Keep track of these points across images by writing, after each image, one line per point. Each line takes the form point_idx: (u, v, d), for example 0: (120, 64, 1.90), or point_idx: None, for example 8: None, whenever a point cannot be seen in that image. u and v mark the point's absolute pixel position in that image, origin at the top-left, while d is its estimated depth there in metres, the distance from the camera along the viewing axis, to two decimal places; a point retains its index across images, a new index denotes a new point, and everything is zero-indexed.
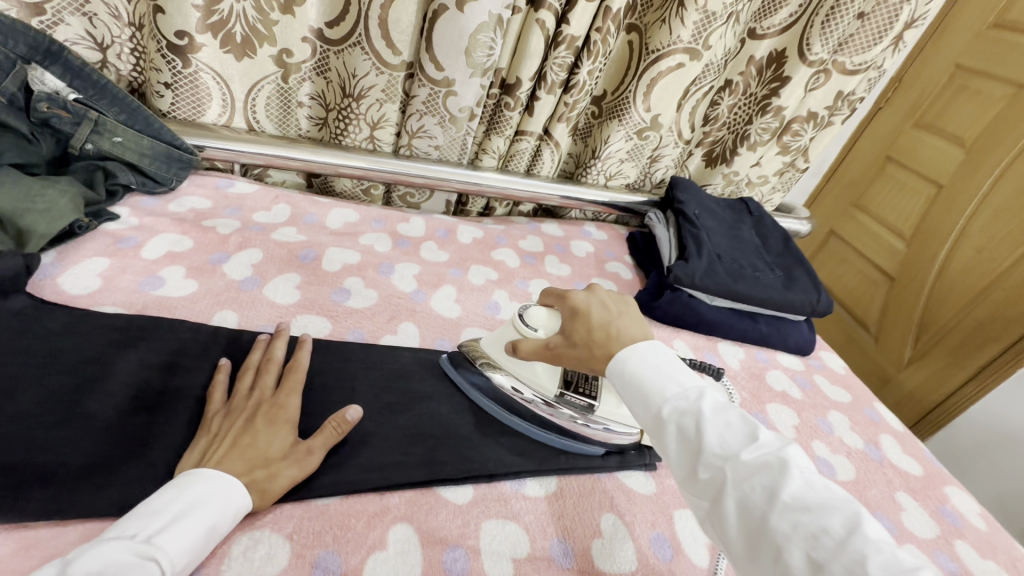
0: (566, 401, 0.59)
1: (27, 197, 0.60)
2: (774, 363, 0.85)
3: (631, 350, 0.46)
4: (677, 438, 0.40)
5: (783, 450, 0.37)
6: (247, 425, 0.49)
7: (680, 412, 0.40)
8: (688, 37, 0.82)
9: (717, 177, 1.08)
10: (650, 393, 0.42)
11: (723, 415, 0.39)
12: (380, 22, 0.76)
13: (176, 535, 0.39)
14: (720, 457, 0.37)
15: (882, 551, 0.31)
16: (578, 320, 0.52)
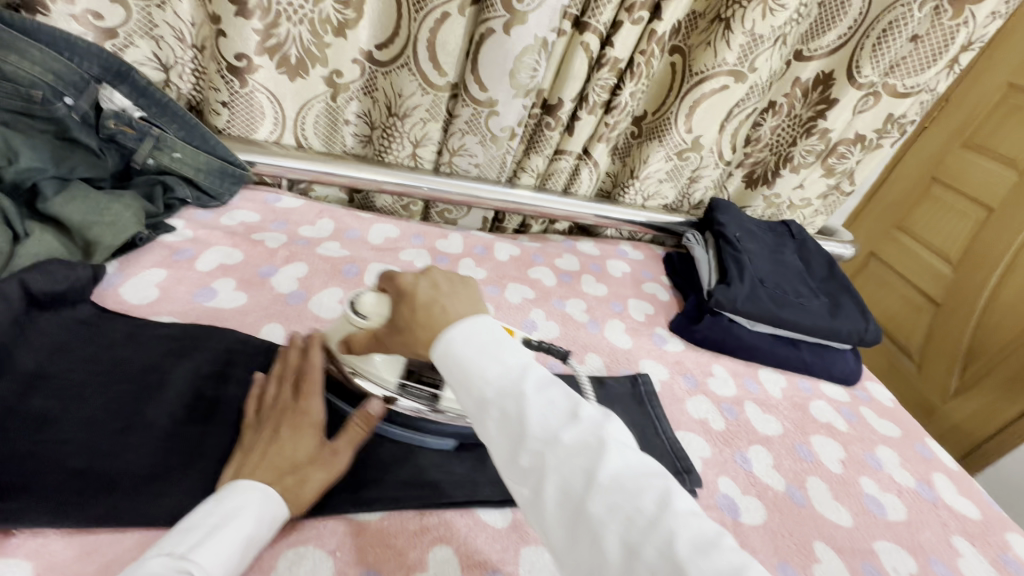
0: (408, 393, 0.57)
1: (96, 211, 0.64)
2: (818, 393, 0.82)
3: (457, 328, 0.40)
4: (500, 422, 0.37)
5: (601, 429, 0.37)
6: (273, 436, 0.47)
7: (503, 396, 0.38)
8: (733, 60, 0.82)
9: (758, 199, 1.06)
10: (471, 374, 0.38)
11: (546, 394, 0.38)
12: (428, 45, 0.78)
13: (214, 549, 0.38)
14: (542, 443, 0.36)
15: (688, 524, 0.33)
16: (402, 301, 0.44)
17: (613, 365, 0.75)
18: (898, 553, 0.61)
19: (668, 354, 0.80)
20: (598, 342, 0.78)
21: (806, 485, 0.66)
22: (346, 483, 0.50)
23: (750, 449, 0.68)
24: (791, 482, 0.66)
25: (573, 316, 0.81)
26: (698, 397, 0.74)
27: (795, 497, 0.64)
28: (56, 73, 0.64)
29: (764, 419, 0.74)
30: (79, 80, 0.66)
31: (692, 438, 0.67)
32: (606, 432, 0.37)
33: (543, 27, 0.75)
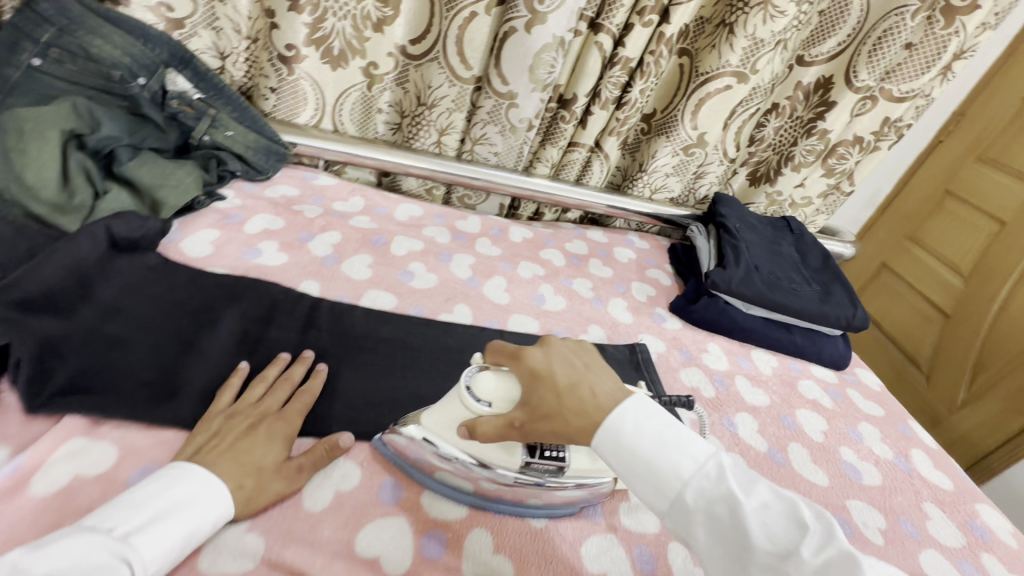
0: (533, 471, 0.50)
1: (163, 177, 0.73)
2: (807, 373, 0.87)
3: (621, 418, 0.44)
4: (708, 524, 0.40)
5: (827, 530, 0.38)
6: (250, 430, 0.49)
7: (704, 498, 0.40)
8: (736, 62, 0.88)
9: (761, 196, 1.12)
10: (666, 475, 0.41)
11: (754, 496, 0.40)
12: (456, 42, 0.86)
13: (153, 538, 0.38)
14: (774, 555, 0.37)
15: None
16: (540, 383, 0.47)
17: (614, 336, 0.82)
18: (869, 511, 0.66)
19: (666, 330, 0.86)
20: (601, 316, 0.85)
21: (788, 449, 0.71)
22: (370, 411, 0.57)
23: (737, 415, 0.74)
24: (774, 445, 0.71)
25: (579, 293, 0.88)
26: (692, 367, 0.80)
27: (776, 458, 0.69)
28: (132, 56, 0.74)
29: (752, 391, 0.80)
30: (151, 64, 0.76)
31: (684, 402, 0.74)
32: (838, 538, 0.37)
33: (561, 27, 0.83)
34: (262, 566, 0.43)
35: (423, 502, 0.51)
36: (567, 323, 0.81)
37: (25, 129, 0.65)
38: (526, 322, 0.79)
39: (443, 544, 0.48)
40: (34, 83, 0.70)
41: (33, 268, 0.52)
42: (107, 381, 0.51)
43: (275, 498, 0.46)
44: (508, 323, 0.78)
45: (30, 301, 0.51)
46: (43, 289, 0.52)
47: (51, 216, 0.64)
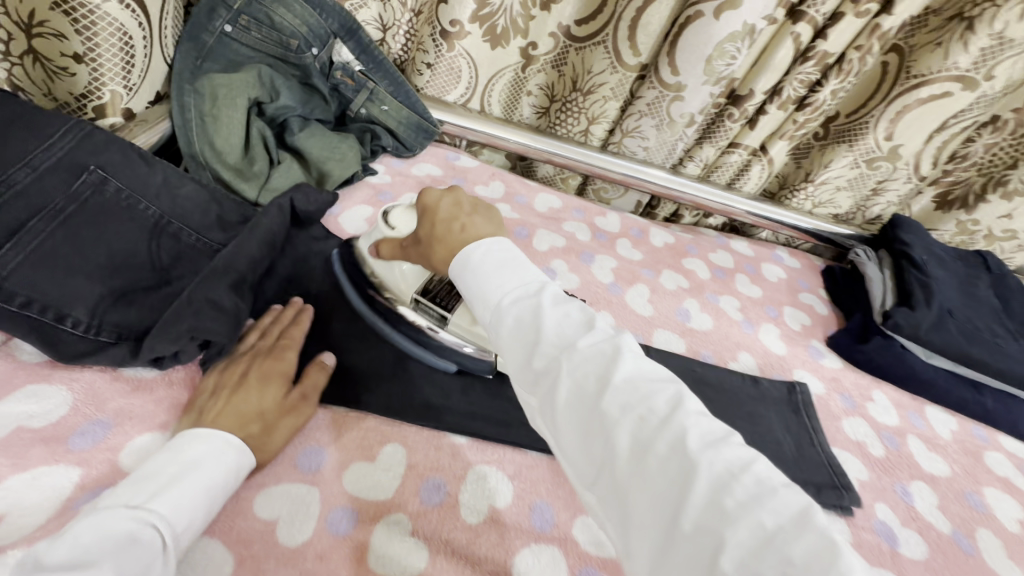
0: (420, 309, 0.55)
1: (330, 148, 0.74)
2: (996, 445, 0.74)
3: (477, 246, 0.42)
4: (515, 327, 0.37)
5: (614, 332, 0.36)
6: (241, 380, 0.46)
7: (518, 305, 0.38)
8: (967, 64, 0.73)
9: (949, 223, 0.96)
10: (489, 287, 0.39)
11: (560, 304, 0.37)
12: (630, 25, 0.78)
13: (175, 498, 0.36)
14: (558, 347, 0.35)
15: (699, 422, 0.32)
16: (427, 214, 0.48)
17: (767, 368, 0.74)
18: None
19: (825, 369, 0.77)
20: (751, 342, 0.77)
21: (976, 535, 0.61)
22: (522, 416, 0.55)
23: (912, 482, 0.64)
24: (959, 528, 0.61)
25: (727, 312, 0.80)
26: (856, 418, 0.71)
27: (963, 544, 0.59)
28: (309, 26, 0.73)
29: (929, 457, 0.69)
30: (323, 33, 0.75)
31: (849, 458, 0.65)
32: (619, 339, 0.36)
33: (754, 14, 0.73)
34: None
35: (574, 536, 0.47)
36: (715, 346, 0.75)
37: (219, 95, 0.67)
38: (670, 340, 0.73)
39: None
40: (226, 49, 0.71)
41: (239, 246, 0.53)
42: (281, 347, 0.50)
43: (298, 423, 0.47)
44: (653, 338, 0.72)
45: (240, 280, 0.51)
46: (250, 264, 0.53)
47: (236, 181, 0.66)
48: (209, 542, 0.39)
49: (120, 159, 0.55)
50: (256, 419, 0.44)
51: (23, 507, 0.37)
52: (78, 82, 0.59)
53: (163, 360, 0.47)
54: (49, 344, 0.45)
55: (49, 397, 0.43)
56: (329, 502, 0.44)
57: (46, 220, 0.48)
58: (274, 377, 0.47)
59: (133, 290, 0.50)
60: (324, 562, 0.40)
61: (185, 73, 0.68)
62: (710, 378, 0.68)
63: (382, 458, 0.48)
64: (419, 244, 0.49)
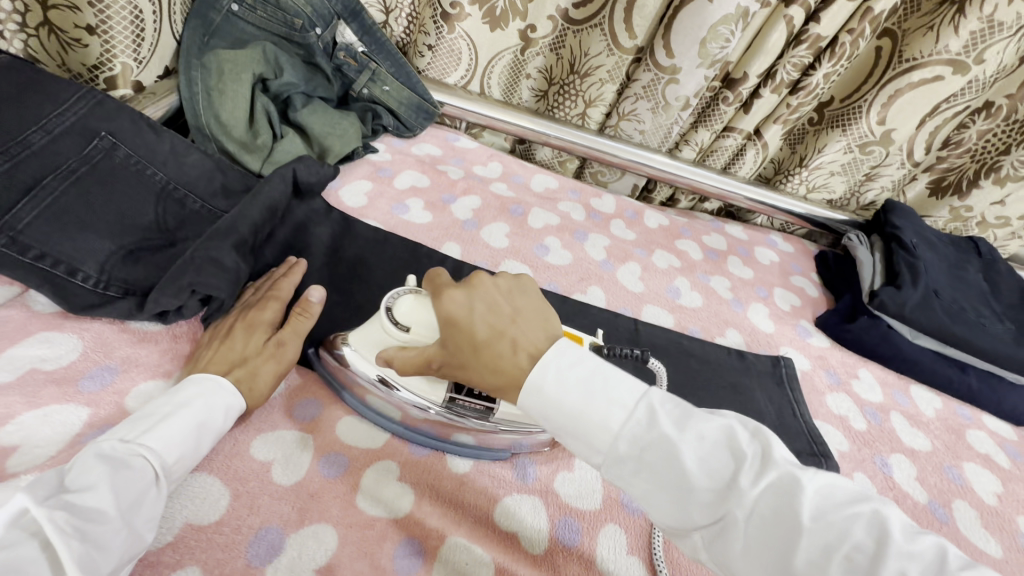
0: (459, 407, 0.49)
1: (331, 124, 0.77)
2: (979, 423, 0.75)
3: (545, 372, 0.38)
4: (646, 471, 0.36)
5: (764, 456, 0.34)
6: (227, 330, 0.49)
7: (639, 446, 0.36)
8: (958, 47, 0.75)
9: (942, 209, 0.97)
10: (592, 429, 0.37)
11: (688, 430, 0.36)
12: (626, 7, 0.80)
13: (166, 434, 0.38)
14: (714, 492, 0.34)
15: (909, 549, 0.30)
16: (457, 330, 0.42)
17: (754, 345, 0.75)
18: None
19: (812, 347, 0.78)
20: (739, 320, 0.78)
21: (953, 506, 0.62)
22: None
23: (891, 455, 0.66)
24: (935, 498, 0.63)
25: (717, 291, 0.82)
26: (840, 394, 0.72)
27: (939, 513, 0.61)
28: (313, 6, 0.75)
29: (911, 432, 0.70)
30: (327, 14, 0.78)
31: (831, 430, 0.66)
32: (777, 459, 0.34)
33: None
34: (410, 519, 0.43)
35: (556, 488, 0.49)
36: (703, 322, 0.76)
37: (224, 70, 0.70)
38: (659, 315, 0.75)
39: (576, 533, 0.47)
40: (231, 28, 0.73)
41: (241, 211, 0.55)
42: (268, 299, 0.52)
43: (277, 368, 0.48)
44: (642, 313, 0.74)
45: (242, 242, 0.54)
46: (251, 227, 0.55)
47: (240, 153, 0.69)
48: (206, 478, 0.41)
49: (130, 127, 0.57)
50: (239, 364, 0.46)
51: (35, 440, 0.40)
52: (90, 53, 0.61)
53: (167, 314, 0.49)
54: (60, 295, 0.47)
55: (59, 343, 0.46)
56: (321, 447, 0.46)
57: (58, 179, 0.50)
58: (262, 327, 0.50)
59: (140, 249, 0.52)
60: (316, 500, 0.43)
61: (193, 49, 0.71)
62: (696, 353, 0.70)
63: (373, 411, 0.50)
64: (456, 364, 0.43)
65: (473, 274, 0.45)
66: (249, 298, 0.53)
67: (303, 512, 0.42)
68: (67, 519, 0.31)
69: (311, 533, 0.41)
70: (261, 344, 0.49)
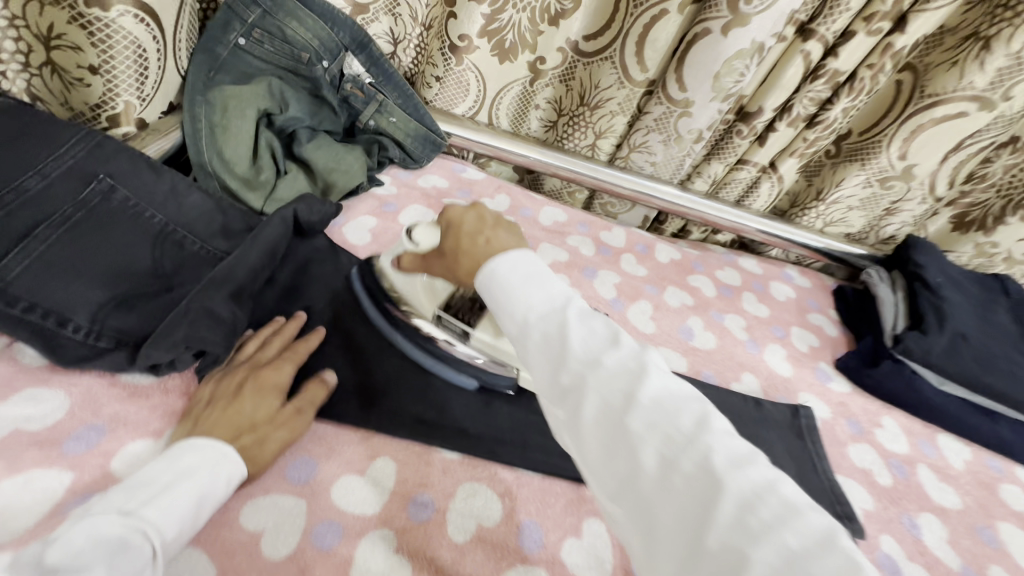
0: (443, 326, 0.56)
1: (336, 159, 0.75)
2: (1011, 477, 0.71)
3: (502, 260, 0.39)
4: (539, 341, 0.36)
5: (642, 349, 0.35)
6: (235, 391, 0.46)
7: (544, 321, 0.36)
8: (983, 84, 0.72)
9: (967, 245, 0.93)
10: (513, 301, 0.37)
11: (588, 317, 0.36)
12: (638, 41, 0.78)
13: (167, 506, 0.36)
14: (584, 363, 0.34)
15: (723, 441, 0.31)
16: (451, 230, 0.46)
17: (771, 391, 0.72)
18: None
19: (832, 392, 0.75)
20: (756, 363, 0.75)
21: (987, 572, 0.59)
22: (514, 435, 0.54)
23: (920, 515, 0.62)
24: (968, 563, 0.59)
25: (732, 331, 0.79)
26: (863, 445, 0.68)
27: None
28: (321, 40, 0.74)
29: (940, 488, 0.66)
30: (335, 47, 0.76)
31: (854, 486, 0.63)
32: (646, 354, 0.34)
33: (763, 31, 0.72)
34: None
35: (563, 556, 0.47)
36: (717, 365, 0.73)
37: (229, 106, 0.68)
38: (672, 358, 0.72)
39: None
40: (238, 62, 0.72)
41: (240, 257, 0.53)
42: (284, 360, 0.51)
43: (290, 438, 0.46)
44: (654, 356, 0.71)
45: (240, 290, 0.52)
46: (250, 274, 0.53)
47: (242, 190, 0.68)
48: (195, 552, 0.39)
49: (129, 168, 0.56)
50: (249, 431, 0.44)
51: (14, 510, 0.38)
52: (93, 92, 0.61)
53: (159, 368, 0.47)
54: (50, 348, 0.45)
55: (46, 402, 0.44)
56: (315, 515, 0.44)
57: (52, 227, 0.49)
58: (274, 391, 0.48)
59: (134, 296, 0.50)
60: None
61: (197, 84, 0.69)
62: (711, 401, 0.66)
63: (372, 472, 0.48)
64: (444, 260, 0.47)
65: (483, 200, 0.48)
66: (260, 354, 0.51)
67: None
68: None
69: None
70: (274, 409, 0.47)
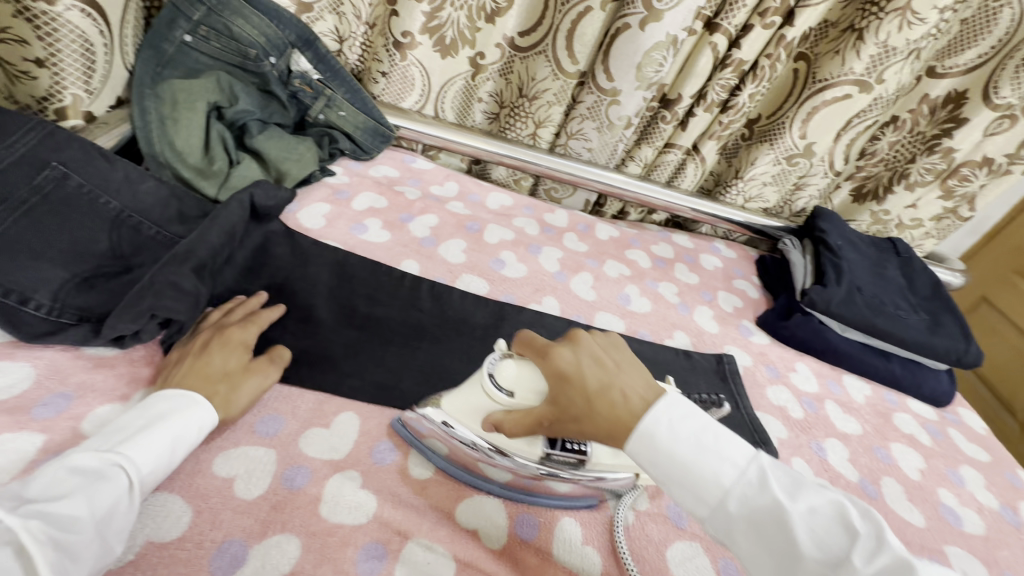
0: (554, 464, 0.49)
1: (288, 149, 0.79)
2: (904, 407, 0.82)
3: (655, 420, 0.42)
4: (751, 530, 0.39)
5: (878, 536, 0.36)
6: (202, 349, 0.50)
7: (746, 506, 0.39)
8: (861, 69, 0.83)
9: (864, 214, 1.06)
10: (702, 481, 0.40)
11: (801, 501, 0.39)
12: (567, 35, 0.86)
13: (142, 445, 0.40)
14: (823, 563, 0.36)
15: None
16: (570, 385, 0.45)
17: (700, 345, 0.81)
18: (969, 559, 0.63)
19: (753, 344, 0.84)
20: (686, 323, 0.84)
21: (881, 482, 0.68)
22: None
23: (826, 440, 0.71)
24: (866, 476, 0.68)
25: (665, 297, 0.87)
26: (779, 386, 0.78)
27: (869, 490, 0.67)
28: (267, 37, 0.77)
29: (844, 418, 0.76)
30: (281, 44, 0.79)
31: (771, 420, 0.72)
32: (889, 543, 0.36)
33: (675, 26, 0.81)
34: (373, 523, 0.45)
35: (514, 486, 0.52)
36: (652, 325, 0.81)
37: (178, 99, 0.71)
38: (612, 322, 0.79)
39: (534, 528, 0.49)
40: (185, 58, 0.74)
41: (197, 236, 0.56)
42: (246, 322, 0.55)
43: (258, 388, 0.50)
44: (595, 319, 0.79)
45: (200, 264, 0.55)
46: (209, 251, 0.56)
47: (196, 179, 0.70)
48: (169, 497, 0.42)
49: (82, 156, 0.58)
50: (221, 383, 0.48)
51: None
52: (39, 86, 0.62)
53: (124, 338, 0.50)
54: (11, 325, 0.47)
55: (11, 373, 0.46)
56: (284, 461, 0.47)
57: (9, 211, 0.51)
58: (240, 346, 0.51)
59: (95, 276, 0.53)
60: (279, 511, 0.44)
61: (145, 79, 0.72)
62: (644, 352, 0.74)
63: (335, 425, 0.52)
64: (570, 420, 0.45)
65: (573, 332, 0.49)
66: (225, 320, 0.55)
67: (265, 524, 0.43)
68: (41, 527, 0.32)
69: (275, 543, 0.42)
70: (243, 362, 0.51)
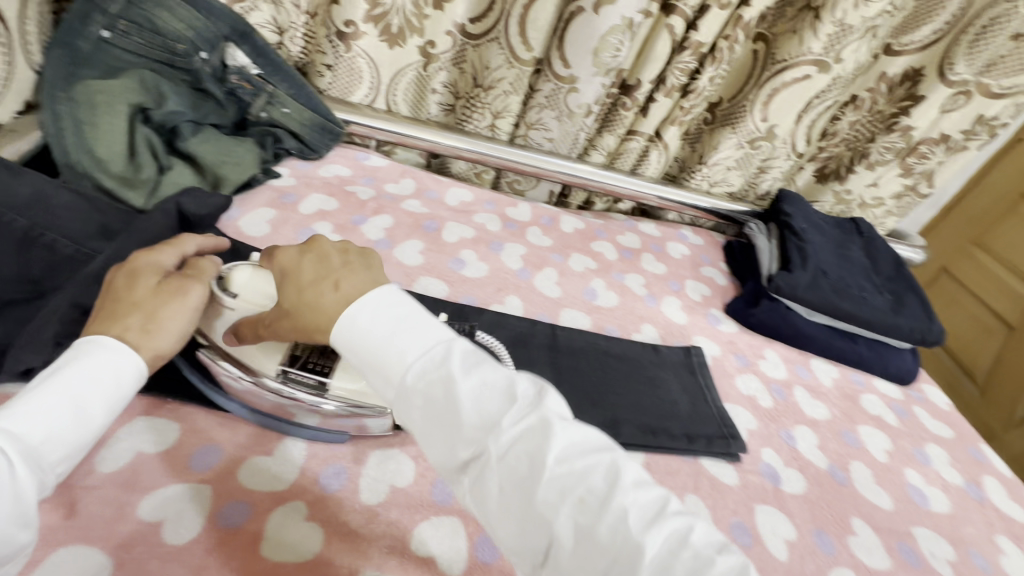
0: (292, 381, 0.48)
1: (226, 153, 0.73)
2: (870, 387, 0.82)
3: (359, 306, 0.41)
4: (425, 406, 0.38)
5: (532, 402, 0.37)
6: (108, 283, 0.45)
7: (424, 381, 0.38)
8: (819, 49, 0.82)
9: (827, 194, 1.05)
10: (387, 358, 0.39)
11: (474, 375, 0.38)
12: (520, 20, 0.82)
13: (28, 409, 0.35)
14: (480, 429, 0.36)
15: (636, 502, 0.34)
16: (287, 280, 0.45)
17: (668, 337, 0.79)
18: (936, 539, 0.63)
19: (721, 333, 0.83)
20: (653, 315, 0.82)
21: (850, 467, 0.68)
22: None
23: (795, 428, 0.71)
24: (834, 462, 0.68)
25: (632, 290, 0.85)
26: (748, 375, 0.77)
27: (838, 476, 0.66)
28: (193, 29, 0.71)
29: (812, 403, 0.76)
30: (213, 37, 0.73)
31: (740, 411, 0.71)
32: (544, 407, 0.37)
33: (630, 8, 0.78)
34: (320, 558, 0.42)
35: None
36: (619, 320, 0.79)
37: (96, 101, 0.65)
38: (577, 318, 0.77)
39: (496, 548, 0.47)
40: (104, 56, 0.68)
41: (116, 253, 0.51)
42: (158, 247, 0.49)
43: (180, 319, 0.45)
44: (560, 317, 0.76)
45: None
46: None
47: (121, 189, 0.64)
48: (88, 550, 0.38)
49: None
50: (132, 310, 0.43)
51: None
52: None
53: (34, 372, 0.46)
54: None
55: None
56: (222, 497, 0.44)
57: None
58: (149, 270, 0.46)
59: None
60: (214, 555, 0.40)
61: (57, 81, 0.65)
62: (611, 349, 0.72)
63: (280, 452, 0.48)
64: (282, 316, 0.45)
65: (314, 237, 0.47)
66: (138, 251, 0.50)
67: (198, 571, 0.39)
68: None
69: None
70: (155, 285, 0.46)
